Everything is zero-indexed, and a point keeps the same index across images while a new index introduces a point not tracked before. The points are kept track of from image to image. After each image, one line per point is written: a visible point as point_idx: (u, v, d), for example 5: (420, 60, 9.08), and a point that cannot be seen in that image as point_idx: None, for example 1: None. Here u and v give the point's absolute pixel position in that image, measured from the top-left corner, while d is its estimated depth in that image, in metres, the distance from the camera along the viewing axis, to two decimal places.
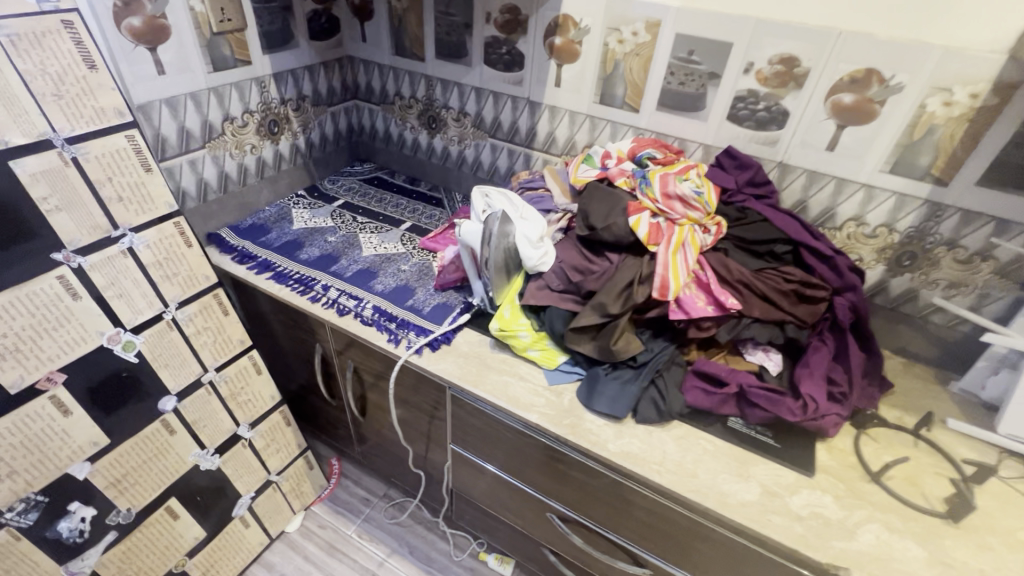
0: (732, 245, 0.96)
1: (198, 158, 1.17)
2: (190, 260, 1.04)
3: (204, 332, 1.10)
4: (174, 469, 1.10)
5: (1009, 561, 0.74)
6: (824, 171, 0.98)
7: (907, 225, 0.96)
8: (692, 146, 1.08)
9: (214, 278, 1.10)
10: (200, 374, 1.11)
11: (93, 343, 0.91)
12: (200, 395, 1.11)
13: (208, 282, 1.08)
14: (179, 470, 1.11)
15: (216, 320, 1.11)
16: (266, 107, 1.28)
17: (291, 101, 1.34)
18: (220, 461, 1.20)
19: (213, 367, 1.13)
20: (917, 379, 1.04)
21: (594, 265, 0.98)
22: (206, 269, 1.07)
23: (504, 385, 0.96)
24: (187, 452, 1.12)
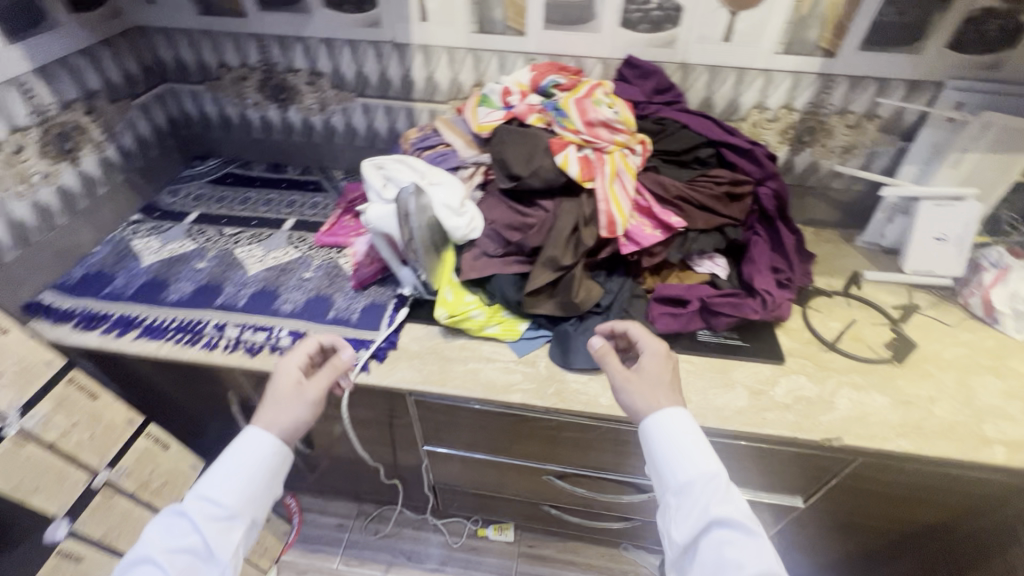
0: (660, 161, 0.92)
1: None
2: (15, 348, 0.79)
3: (72, 431, 0.84)
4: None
5: (946, 380, 0.87)
6: (724, 63, 0.96)
7: (804, 102, 0.99)
8: (590, 63, 1.00)
9: (60, 359, 0.84)
10: (89, 480, 0.86)
11: None
12: (99, 505, 0.88)
13: (54, 367, 0.82)
14: None
15: (85, 410, 0.86)
16: (43, 117, 0.94)
17: (77, 102, 1.00)
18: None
19: (105, 464, 0.88)
20: (830, 242, 1.13)
21: (530, 218, 0.89)
22: (45, 352, 0.82)
23: (474, 373, 0.87)
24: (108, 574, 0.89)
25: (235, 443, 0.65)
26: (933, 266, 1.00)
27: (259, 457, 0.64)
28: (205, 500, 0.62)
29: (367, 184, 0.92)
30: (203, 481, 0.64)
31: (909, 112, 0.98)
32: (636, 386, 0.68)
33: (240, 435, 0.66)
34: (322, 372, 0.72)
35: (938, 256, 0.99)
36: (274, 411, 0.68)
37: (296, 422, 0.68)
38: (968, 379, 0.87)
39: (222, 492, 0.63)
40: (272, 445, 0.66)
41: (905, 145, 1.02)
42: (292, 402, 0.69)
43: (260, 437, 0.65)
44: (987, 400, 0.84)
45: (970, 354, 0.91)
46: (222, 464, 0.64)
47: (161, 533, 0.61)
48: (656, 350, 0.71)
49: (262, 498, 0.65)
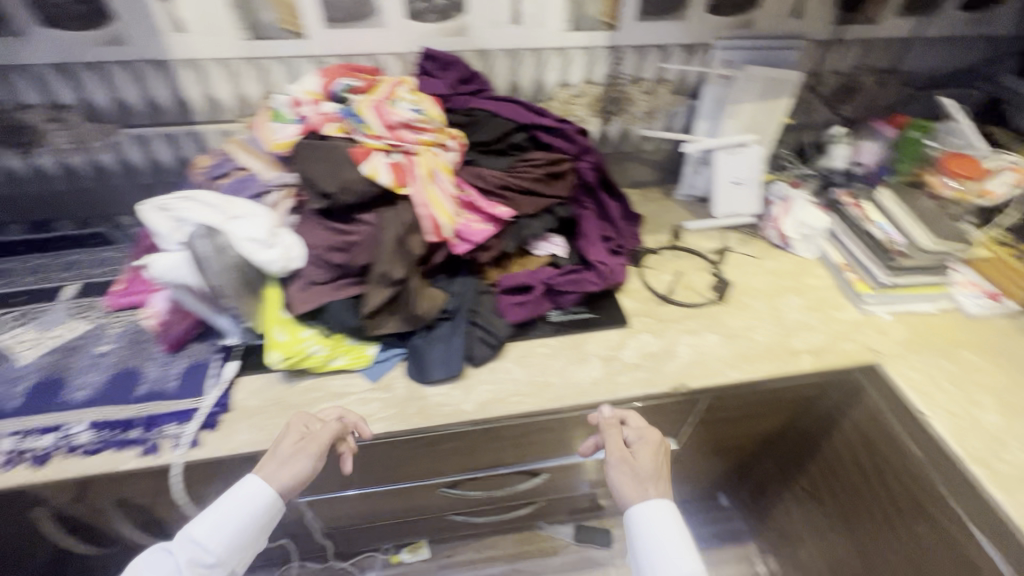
0: (476, 153, 0.90)
1: None
2: None
3: None
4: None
5: (760, 307, 0.98)
6: (520, 46, 0.97)
7: (601, 75, 1.04)
8: (386, 59, 0.94)
9: None
10: None
11: None
12: None
13: None
14: None
15: None
16: None
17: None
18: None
19: None
20: (654, 200, 1.22)
21: (352, 236, 0.82)
22: None
23: (326, 413, 0.79)
24: None
25: (232, 490, 0.70)
26: (736, 207, 1.13)
27: (250, 509, 0.69)
28: (195, 544, 0.67)
29: (153, 230, 0.78)
30: (198, 523, 0.68)
31: (690, 73, 1.07)
32: (623, 467, 0.75)
33: (241, 482, 0.71)
34: (325, 426, 0.75)
35: (738, 197, 1.12)
36: (276, 464, 0.72)
37: (296, 476, 0.71)
38: (777, 302, 0.99)
39: (211, 537, 0.67)
40: (268, 495, 0.70)
41: (694, 102, 1.12)
42: (294, 455, 0.72)
43: (258, 485, 0.70)
44: (793, 317, 0.97)
45: (774, 279, 1.04)
46: (218, 508, 0.69)
47: (147, 566, 0.65)
48: (651, 444, 0.77)
49: (244, 553, 0.70)
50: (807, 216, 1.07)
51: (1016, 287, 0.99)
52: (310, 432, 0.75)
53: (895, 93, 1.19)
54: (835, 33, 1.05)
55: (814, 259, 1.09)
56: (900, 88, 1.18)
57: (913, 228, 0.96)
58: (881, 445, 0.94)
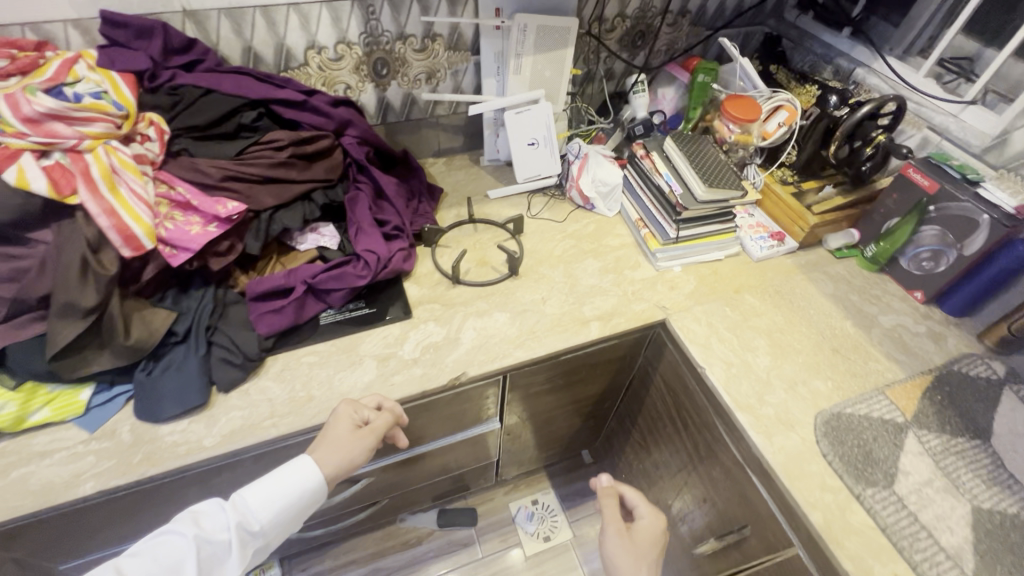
0: (190, 140, 0.75)
1: None
2: None
3: None
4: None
5: (555, 276, 0.94)
6: (238, 3, 0.81)
7: (357, 33, 0.91)
8: (58, 28, 0.75)
9: None
10: None
11: None
12: None
13: None
14: None
15: None
16: None
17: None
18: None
19: None
20: (459, 169, 1.13)
21: (23, 259, 0.66)
22: None
23: (20, 482, 0.64)
24: None
25: (292, 465, 0.69)
26: (537, 169, 1.06)
27: (300, 490, 0.68)
28: (247, 510, 0.67)
29: None
30: (253, 491, 0.68)
31: (464, 26, 0.97)
32: (622, 540, 0.83)
33: (300, 461, 0.70)
34: (379, 419, 0.72)
35: (537, 159, 1.05)
36: (333, 451, 0.70)
37: (346, 467, 0.70)
38: (573, 269, 0.96)
39: (261, 508, 0.68)
40: (317, 482, 0.69)
41: (478, 58, 1.02)
42: (350, 445, 0.70)
43: (311, 470, 0.69)
44: (588, 283, 0.93)
45: (575, 244, 1.00)
46: (271, 481, 0.68)
47: (200, 518, 0.66)
48: (651, 527, 0.87)
49: (285, 526, 0.70)
50: (602, 173, 1.03)
51: (795, 226, 1.01)
52: (364, 420, 0.72)
53: (687, 35, 1.16)
54: None
55: (616, 217, 1.06)
56: (691, 29, 1.15)
57: (693, 179, 0.93)
58: (682, 397, 0.95)
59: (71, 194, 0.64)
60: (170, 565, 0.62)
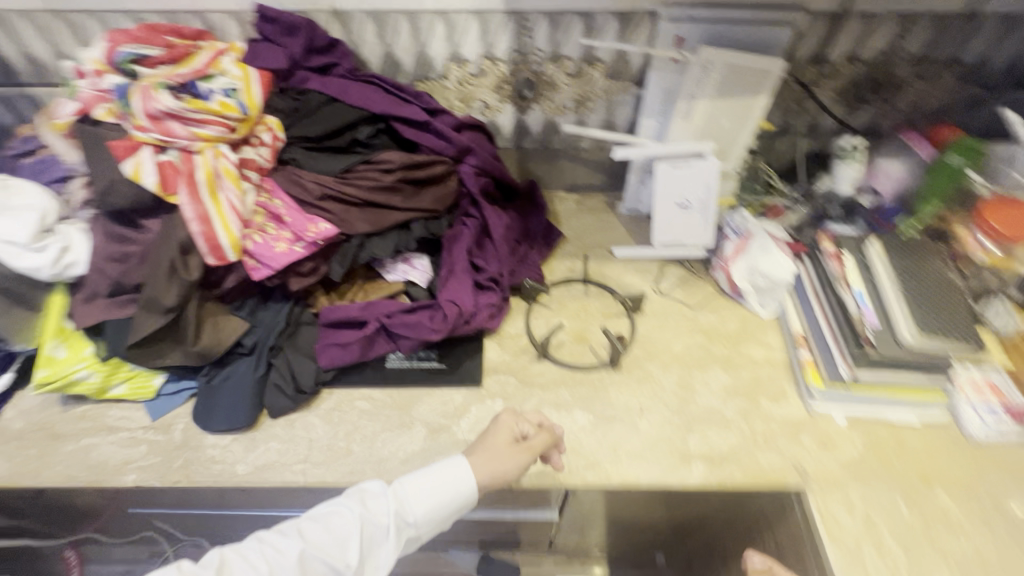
0: (302, 150, 0.71)
1: None
2: None
3: None
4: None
5: (665, 381, 0.75)
6: (385, 7, 0.75)
7: (504, 49, 0.79)
8: (219, 18, 0.76)
9: None
10: None
11: None
12: None
13: None
14: None
15: None
16: None
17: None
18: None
19: None
20: (590, 213, 0.97)
21: (132, 244, 0.68)
22: None
23: (84, 452, 0.68)
24: None
25: (454, 462, 0.61)
26: (682, 237, 0.85)
27: (460, 491, 0.60)
28: (405, 500, 0.59)
29: None
30: (415, 480, 0.60)
31: (632, 53, 0.80)
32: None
33: (458, 461, 0.61)
34: (538, 437, 0.64)
35: (683, 225, 0.84)
36: (489, 461, 0.61)
37: (493, 481, 0.61)
38: (690, 378, 0.75)
39: (423, 502, 0.59)
40: (469, 490, 0.60)
41: (641, 92, 0.84)
42: (507, 458, 0.62)
43: (467, 475, 0.60)
44: (704, 404, 0.72)
45: (703, 343, 0.79)
46: (433, 475, 0.60)
47: (366, 497, 0.58)
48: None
49: (441, 522, 0.61)
50: (768, 265, 0.77)
51: None
52: (522, 434, 0.64)
53: (949, 93, 0.83)
54: (845, 3, 0.73)
55: (770, 318, 0.81)
56: (956, 86, 0.82)
57: (899, 318, 0.67)
58: None
59: (175, 193, 0.64)
60: (339, 539, 0.56)
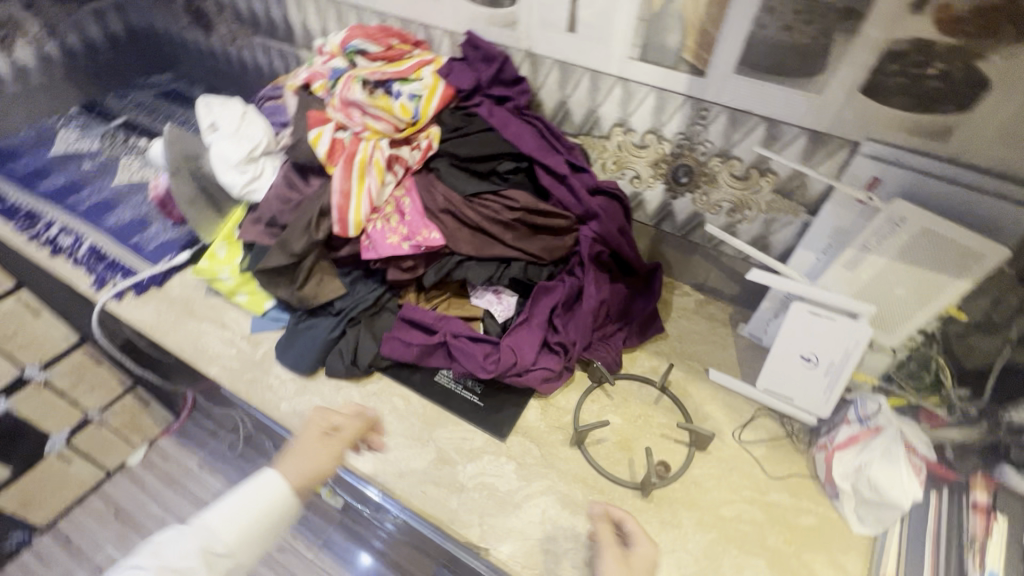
0: (447, 164, 0.77)
1: None
2: None
3: None
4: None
5: (691, 539, 0.64)
6: (573, 61, 0.76)
7: (674, 131, 0.76)
8: (438, 35, 0.86)
9: None
10: None
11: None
12: None
13: None
14: None
15: None
16: None
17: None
18: (8, 404, 1.16)
19: None
20: (706, 321, 0.89)
21: (295, 193, 0.82)
22: None
23: (200, 335, 0.85)
24: None
25: (259, 478, 0.62)
26: (790, 393, 0.73)
27: (272, 501, 0.61)
28: (209, 530, 0.58)
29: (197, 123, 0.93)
30: (217, 512, 0.59)
31: (813, 177, 0.70)
32: (615, 567, 0.55)
33: (264, 478, 0.62)
34: (351, 422, 0.67)
35: (797, 379, 0.72)
36: (298, 461, 0.63)
37: (314, 475, 0.63)
38: (721, 553, 0.64)
39: (230, 525, 0.58)
40: (282, 493, 0.61)
41: (810, 220, 0.73)
42: (321, 450, 0.64)
43: (279, 486, 0.61)
44: None
45: (758, 521, 0.66)
46: (235, 497, 0.60)
47: (162, 548, 0.57)
48: (649, 555, 0.56)
49: (258, 545, 0.60)
50: (883, 477, 0.60)
51: None
52: (334, 426, 0.67)
53: None
54: None
55: (863, 538, 0.64)
56: None
57: None
58: None
59: (331, 165, 0.75)
60: None
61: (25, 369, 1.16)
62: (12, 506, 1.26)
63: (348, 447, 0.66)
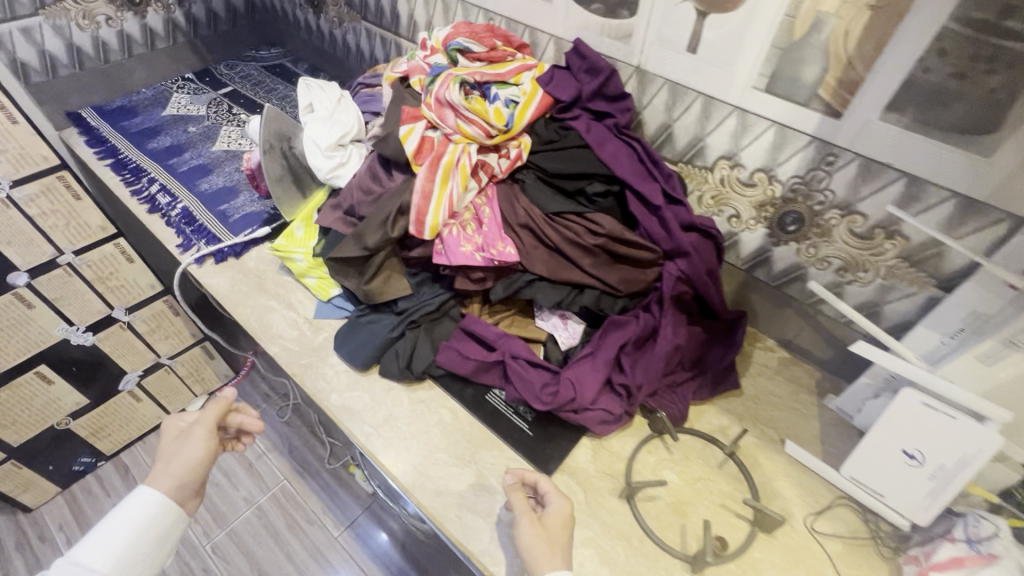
0: (534, 178, 0.73)
1: (33, 26, 1.05)
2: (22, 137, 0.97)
3: (53, 215, 1.04)
4: (40, 340, 1.14)
5: None
6: (686, 82, 0.70)
7: (790, 173, 0.67)
8: (543, 39, 0.82)
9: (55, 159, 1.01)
10: (56, 254, 1.08)
11: (26, 236, 1.02)
12: (58, 275, 1.10)
13: (46, 163, 1.00)
14: (44, 341, 1.15)
15: (66, 204, 1.05)
16: None
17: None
18: (95, 339, 1.24)
19: (70, 250, 1.09)
20: (788, 383, 0.81)
21: (377, 185, 0.81)
22: (44, 149, 0.99)
23: (267, 311, 0.86)
24: (51, 326, 1.14)
25: (128, 497, 0.63)
26: (881, 488, 0.65)
27: (149, 515, 0.62)
28: (77, 565, 0.58)
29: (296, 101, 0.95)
30: (86, 543, 0.60)
31: (953, 249, 0.60)
32: (536, 532, 0.58)
33: (136, 495, 0.63)
34: (205, 412, 0.71)
35: (895, 476, 0.63)
36: (165, 469, 0.65)
37: (189, 469, 0.66)
38: None
39: (103, 551, 0.59)
40: (152, 507, 0.62)
41: (940, 297, 0.63)
42: (190, 447, 0.67)
43: (147, 503, 0.62)
44: None
45: None
46: (108, 523, 0.61)
47: None
48: (563, 510, 0.60)
49: (143, 564, 0.61)
50: None
51: None
52: (187, 426, 0.71)
53: None
54: None
55: None
56: None
57: None
58: None
59: (417, 163, 0.73)
60: None
61: (113, 310, 1.23)
62: (83, 434, 1.36)
63: (214, 437, 0.70)
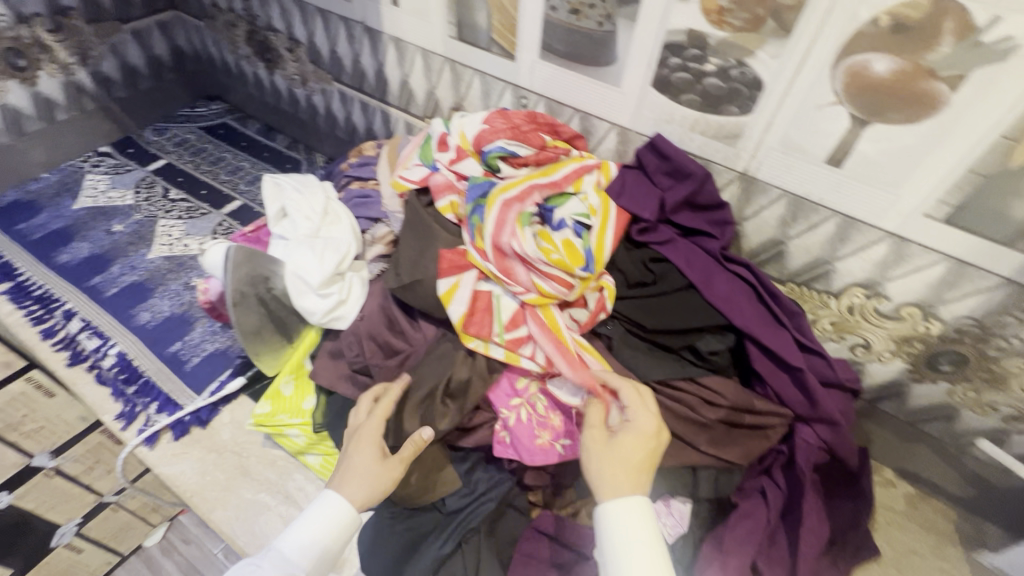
0: (623, 331, 0.56)
1: None
2: None
3: None
4: None
5: None
6: (816, 198, 0.53)
7: (958, 313, 0.52)
8: (602, 127, 0.63)
9: None
10: None
11: None
12: None
13: None
14: None
15: None
16: None
17: (40, 16, 0.89)
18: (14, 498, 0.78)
19: None
20: (927, 534, 0.66)
21: (399, 340, 0.60)
22: None
23: (256, 511, 0.64)
24: None
25: (325, 500, 0.49)
26: None
27: (347, 521, 0.49)
28: (283, 561, 0.47)
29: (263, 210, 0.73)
30: (287, 532, 0.48)
31: None
32: (597, 453, 0.47)
33: (332, 497, 0.49)
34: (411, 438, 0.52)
35: None
36: (363, 483, 0.50)
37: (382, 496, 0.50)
38: None
39: (303, 546, 0.47)
40: (350, 516, 0.49)
41: None
42: (383, 472, 0.50)
43: (339, 506, 0.49)
44: None
45: None
46: (309, 521, 0.48)
47: None
48: (643, 426, 0.47)
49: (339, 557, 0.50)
50: None
51: None
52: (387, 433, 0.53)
53: None
54: None
55: None
56: None
57: None
58: None
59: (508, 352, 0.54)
60: None
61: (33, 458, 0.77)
62: None
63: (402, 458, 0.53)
